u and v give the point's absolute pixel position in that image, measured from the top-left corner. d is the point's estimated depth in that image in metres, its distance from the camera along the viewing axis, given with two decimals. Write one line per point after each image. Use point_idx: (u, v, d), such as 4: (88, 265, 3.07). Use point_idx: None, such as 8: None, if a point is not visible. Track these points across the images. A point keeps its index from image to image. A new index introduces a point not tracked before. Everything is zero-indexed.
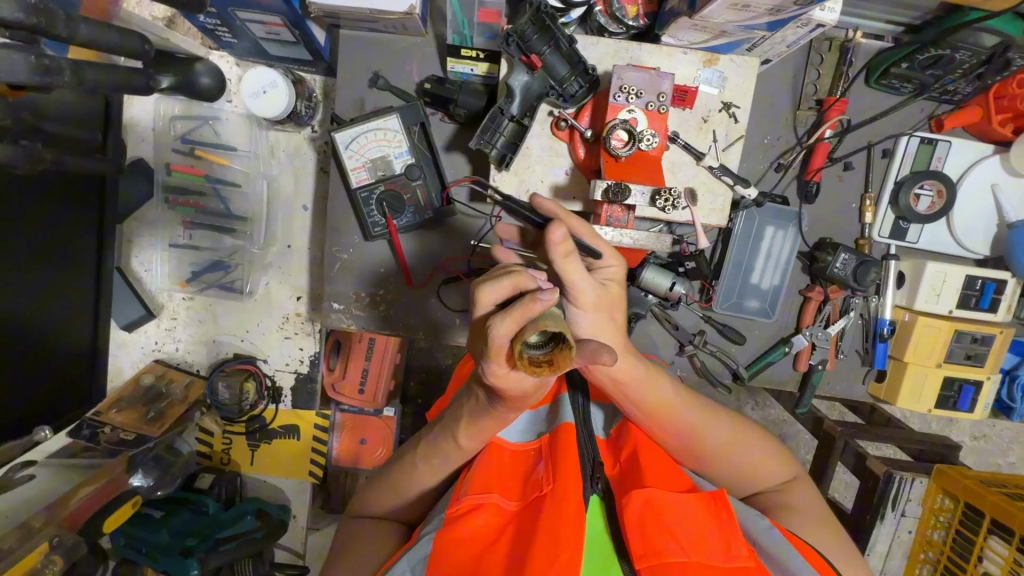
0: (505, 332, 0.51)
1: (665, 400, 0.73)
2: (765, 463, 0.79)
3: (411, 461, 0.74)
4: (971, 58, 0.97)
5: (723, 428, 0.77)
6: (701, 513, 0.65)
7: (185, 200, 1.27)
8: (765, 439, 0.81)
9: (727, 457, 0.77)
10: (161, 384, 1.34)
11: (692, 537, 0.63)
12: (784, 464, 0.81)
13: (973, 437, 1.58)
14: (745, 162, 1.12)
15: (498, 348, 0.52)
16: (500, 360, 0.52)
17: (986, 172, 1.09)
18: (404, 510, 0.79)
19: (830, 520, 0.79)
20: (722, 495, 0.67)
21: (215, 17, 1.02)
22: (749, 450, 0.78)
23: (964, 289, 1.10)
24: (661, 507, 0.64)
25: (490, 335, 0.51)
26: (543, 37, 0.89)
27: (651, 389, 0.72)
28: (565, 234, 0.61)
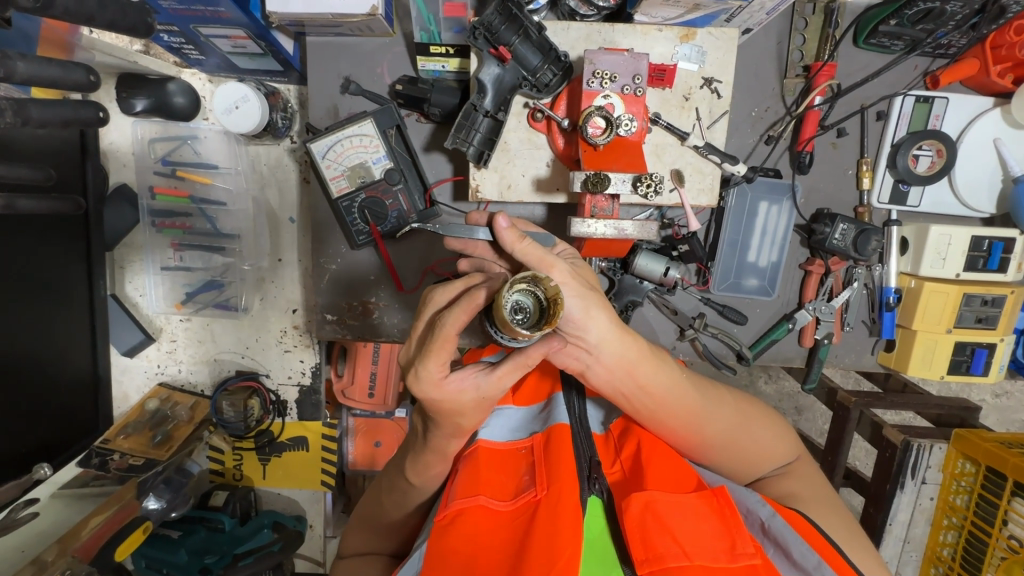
0: (453, 321, 0.55)
1: (675, 384, 0.70)
2: (767, 448, 0.78)
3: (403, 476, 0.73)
4: (963, 9, 0.91)
5: (728, 411, 0.75)
6: (703, 511, 0.64)
7: (172, 223, 1.26)
8: (769, 421, 0.79)
9: (734, 443, 0.76)
10: (167, 407, 1.35)
11: (696, 537, 0.62)
12: (788, 446, 0.80)
13: (993, 396, 1.54)
14: (733, 137, 1.08)
15: (447, 337, 0.56)
16: (441, 352, 0.56)
17: (988, 127, 1.04)
18: (402, 521, 0.78)
19: (832, 500, 0.79)
20: (725, 493, 0.66)
21: (178, 35, 1.01)
22: (755, 434, 0.77)
23: (972, 250, 1.06)
24: (661, 509, 0.63)
25: (440, 326, 0.56)
26: (511, 27, 0.85)
27: (661, 382, 0.69)
28: (510, 221, 0.64)
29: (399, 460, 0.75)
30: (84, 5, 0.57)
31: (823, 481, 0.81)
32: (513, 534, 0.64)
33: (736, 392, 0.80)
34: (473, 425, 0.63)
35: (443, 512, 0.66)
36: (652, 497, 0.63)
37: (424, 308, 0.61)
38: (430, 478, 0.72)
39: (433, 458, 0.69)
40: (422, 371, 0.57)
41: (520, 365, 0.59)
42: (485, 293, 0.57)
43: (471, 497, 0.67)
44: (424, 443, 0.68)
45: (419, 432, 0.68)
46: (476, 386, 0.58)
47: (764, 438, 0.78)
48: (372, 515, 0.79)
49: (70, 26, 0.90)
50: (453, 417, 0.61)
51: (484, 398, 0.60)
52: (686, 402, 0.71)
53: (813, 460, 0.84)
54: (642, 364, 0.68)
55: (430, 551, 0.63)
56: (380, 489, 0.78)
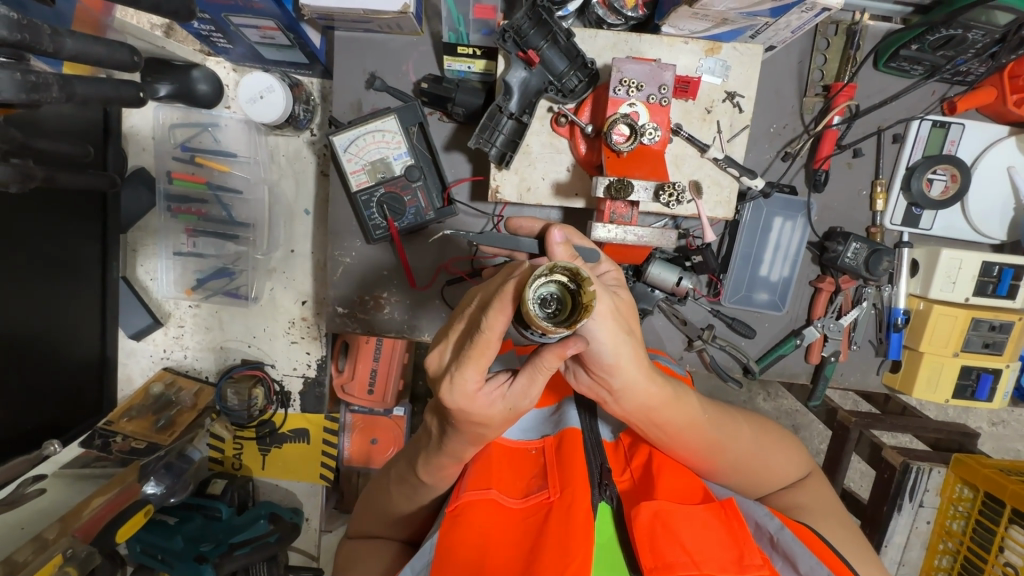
0: (495, 323, 0.54)
1: (694, 421, 0.71)
2: (777, 465, 0.79)
3: (414, 473, 0.72)
4: (984, 38, 0.92)
5: (741, 436, 0.76)
6: (712, 522, 0.64)
7: (187, 208, 1.26)
8: (779, 440, 0.81)
9: (746, 465, 0.77)
10: (171, 392, 1.35)
11: (705, 547, 0.62)
12: (800, 459, 0.82)
13: (990, 424, 1.55)
14: (750, 152, 1.09)
15: (487, 342, 0.55)
16: (479, 363, 0.56)
17: (1002, 155, 1.06)
18: (411, 514, 0.78)
19: (842, 515, 0.79)
20: (734, 504, 0.66)
21: (209, 23, 1.02)
22: (766, 454, 0.78)
23: (982, 275, 1.07)
24: (671, 517, 0.63)
25: (482, 330, 0.54)
26: (540, 31, 0.87)
27: (678, 406, 0.69)
28: (564, 236, 0.62)
29: (408, 456, 0.74)
30: None
31: (832, 493, 0.82)
32: (523, 533, 0.65)
33: (745, 413, 0.80)
34: (495, 435, 0.62)
35: (454, 504, 0.67)
36: (662, 506, 0.64)
37: (465, 311, 0.60)
38: (442, 478, 0.71)
39: (441, 457, 0.68)
40: (457, 379, 0.56)
41: (542, 372, 0.58)
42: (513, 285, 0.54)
43: (481, 492, 0.68)
44: (434, 441, 0.67)
45: (433, 437, 0.67)
46: (503, 397, 0.58)
47: (776, 457, 0.79)
48: (380, 506, 0.79)
49: (103, 5, 0.91)
50: (476, 427, 0.60)
51: (512, 408, 0.59)
52: (703, 436, 0.72)
53: (823, 472, 0.86)
54: (665, 404, 0.68)
55: (440, 543, 0.64)
56: (389, 478, 0.77)
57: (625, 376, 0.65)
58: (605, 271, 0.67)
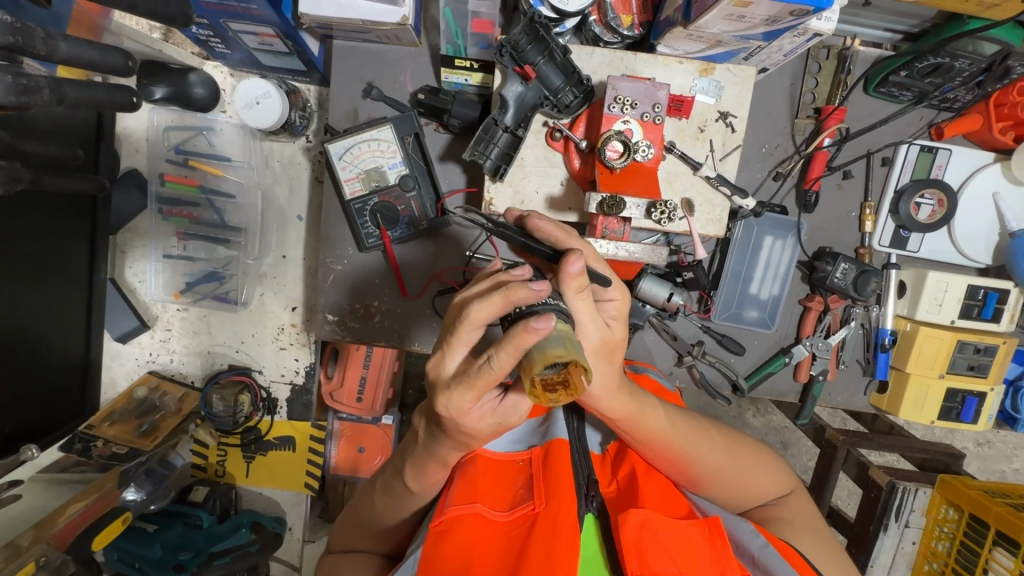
0: (504, 362, 0.51)
1: (666, 434, 0.71)
2: (759, 481, 0.79)
3: (398, 482, 0.72)
4: (971, 67, 0.94)
5: (719, 451, 0.76)
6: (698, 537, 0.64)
7: (179, 211, 1.26)
8: (760, 456, 0.80)
9: (728, 482, 0.77)
10: (155, 396, 1.33)
11: (690, 563, 0.62)
12: (781, 476, 0.81)
13: (975, 444, 1.56)
14: (743, 171, 1.10)
15: (493, 376, 0.53)
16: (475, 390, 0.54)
17: (988, 180, 1.08)
18: (394, 526, 0.77)
19: (824, 531, 0.79)
20: (719, 521, 0.66)
21: (207, 28, 1.02)
22: (746, 471, 0.78)
23: (968, 297, 1.08)
24: (658, 527, 0.63)
25: (490, 366, 0.52)
26: (536, 47, 0.88)
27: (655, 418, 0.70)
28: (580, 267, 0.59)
29: (395, 464, 0.73)
30: None
31: (815, 510, 0.82)
32: (509, 545, 0.65)
33: (727, 428, 0.80)
34: (480, 445, 0.62)
35: (438, 519, 0.66)
36: (649, 516, 0.63)
37: (462, 330, 0.54)
38: (430, 484, 0.71)
39: (432, 465, 0.67)
40: (451, 398, 0.55)
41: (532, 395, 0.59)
42: (535, 335, 0.49)
43: (467, 505, 0.68)
44: (422, 448, 0.67)
45: (420, 438, 0.67)
46: (494, 413, 0.58)
47: (756, 473, 0.79)
48: (364, 518, 0.78)
49: (98, 6, 0.90)
50: (463, 435, 0.60)
51: (500, 422, 0.59)
52: (675, 450, 0.72)
53: (806, 488, 0.85)
54: (636, 417, 0.68)
55: (424, 557, 0.64)
56: (374, 489, 0.77)
57: (596, 396, 0.65)
58: (609, 301, 0.66)
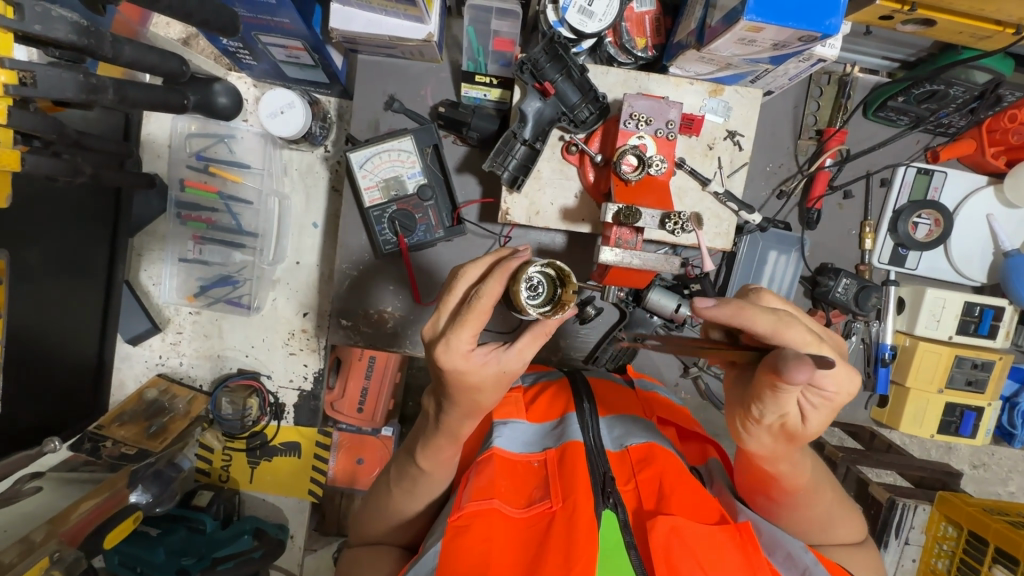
0: (490, 291, 0.63)
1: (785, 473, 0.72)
2: (837, 527, 0.78)
3: (417, 467, 0.76)
4: (965, 94, 0.99)
5: (821, 501, 0.75)
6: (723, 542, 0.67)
7: (197, 216, 1.28)
8: (852, 510, 0.79)
9: (810, 518, 0.76)
10: (164, 399, 1.35)
11: (716, 563, 0.65)
12: (862, 531, 0.81)
13: (971, 466, 1.58)
14: (748, 188, 1.15)
15: (482, 308, 0.63)
16: (465, 325, 0.63)
17: (982, 203, 1.12)
18: (418, 515, 0.81)
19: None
20: (749, 529, 0.68)
21: (238, 40, 1.06)
22: (832, 518, 0.77)
23: (965, 314, 1.12)
24: (682, 530, 0.66)
25: (478, 297, 0.63)
26: (555, 65, 0.93)
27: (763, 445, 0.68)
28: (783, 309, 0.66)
29: (409, 446, 0.78)
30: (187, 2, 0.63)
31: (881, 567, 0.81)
32: (529, 541, 0.67)
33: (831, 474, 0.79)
34: (490, 401, 0.68)
35: (457, 515, 0.68)
36: (678, 522, 0.66)
37: (458, 284, 0.67)
38: (440, 461, 0.75)
39: (445, 441, 0.73)
40: (451, 341, 0.63)
41: (537, 336, 0.66)
42: (515, 262, 0.65)
43: (485, 500, 0.70)
44: (436, 426, 0.72)
45: (431, 415, 0.73)
46: (496, 360, 0.65)
47: (842, 525, 0.78)
48: (379, 508, 0.81)
49: (139, 15, 0.98)
50: (471, 391, 0.66)
51: (504, 371, 0.66)
52: (776, 482, 0.73)
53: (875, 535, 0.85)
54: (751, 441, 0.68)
55: (445, 552, 0.65)
56: (389, 477, 0.81)
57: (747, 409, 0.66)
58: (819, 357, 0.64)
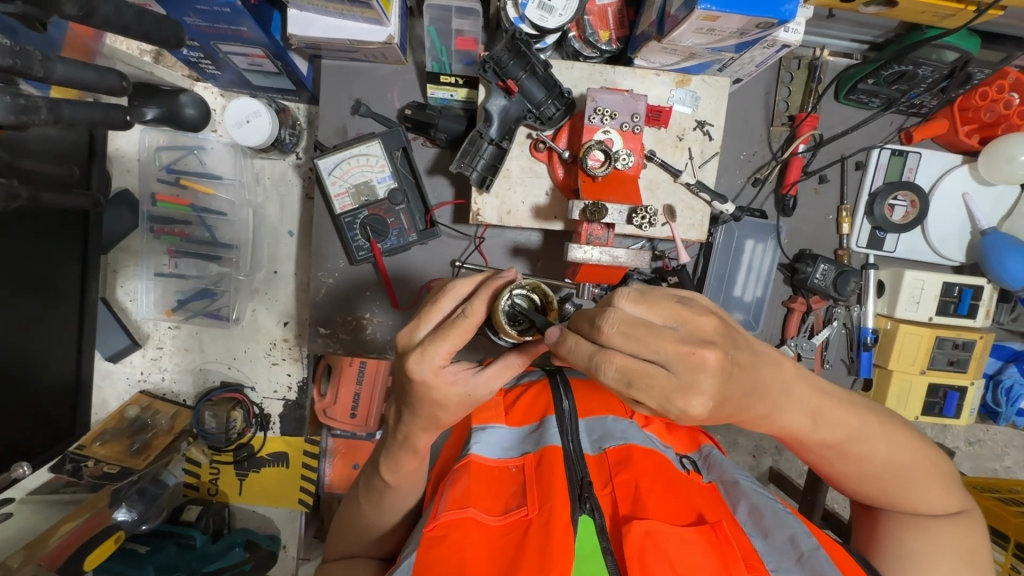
0: (477, 309, 0.61)
1: (818, 436, 0.71)
2: (911, 490, 0.75)
3: (381, 483, 0.76)
4: (933, 74, 0.98)
5: (880, 462, 0.74)
6: (701, 547, 0.66)
7: (170, 230, 1.26)
8: (922, 469, 0.75)
9: (876, 481, 0.75)
10: (147, 415, 1.33)
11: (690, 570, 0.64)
12: (942, 496, 0.76)
13: (966, 443, 1.58)
14: (722, 178, 1.14)
15: (467, 325, 0.61)
16: (446, 341, 0.61)
17: (957, 182, 1.11)
18: (393, 529, 0.82)
19: (968, 552, 0.74)
20: (724, 528, 0.68)
21: (198, 50, 1.04)
22: (903, 480, 0.75)
23: (944, 295, 1.11)
24: (660, 536, 0.66)
25: (465, 313, 0.61)
26: (518, 63, 0.91)
27: (794, 417, 0.68)
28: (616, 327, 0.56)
29: (374, 460, 0.79)
30: (122, 17, 0.62)
31: (971, 534, 0.76)
32: (503, 550, 0.67)
33: (903, 436, 0.75)
34: (450, 418, 0.67)
35: (432, 525, 0.67)
36: (653, 527, 0.66)
37: (444, 299, 0.65)
38: (406, 475, 0.75)
39: (405, 454, 0.72)
40: (427, 352, 0.61)
41: (508, 368, 0.66)
42: (503, 281, 0.64)
43: (461, 509, 0.69)
44: (397, 438, 0.72)
45: (395, 432, 0.72)
46: (466, 380, 0.64)
47: (910, 485, 0.75)
48: (353, 521, 0.82)
49: (94, 33, 0.99)
50: (433, 407, 0.65)
51: (469, 394, 0.64)
52: (821, 450, 0.73)
53: (967, 512, 0.78)
54: (780, 417, 0.67)
55: (419, 561, 0.65)
56: (361, 491, 0.81)
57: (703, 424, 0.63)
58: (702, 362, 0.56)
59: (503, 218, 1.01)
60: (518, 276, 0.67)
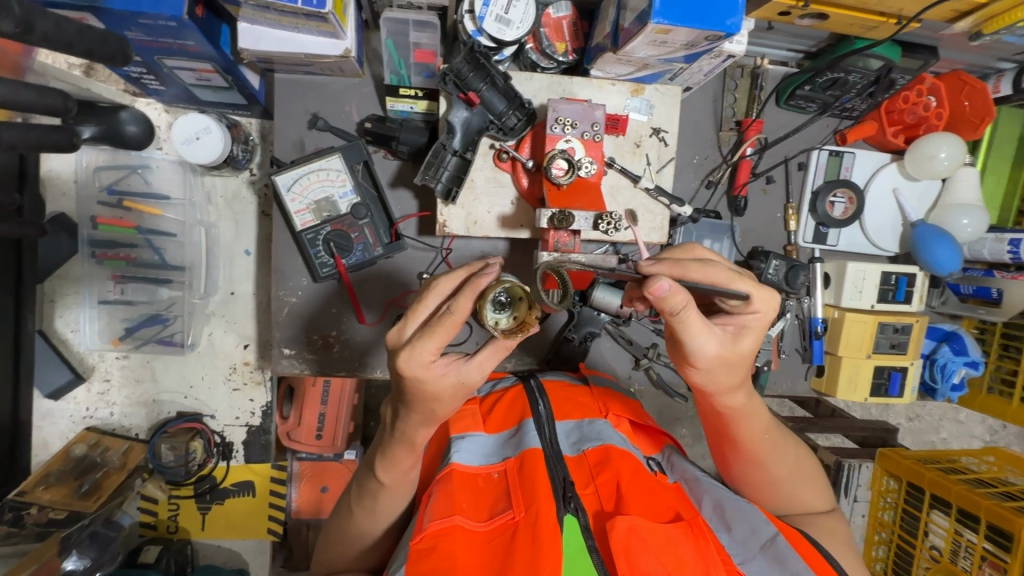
0: (462, 306, 0.62)
1: (747, 419, 0.80)
2: (808, 497, 0.85)
3: (377, 482, 0.76)
4: (862, 80, 1.06)
5: (787, 465, 0.83)
6: (682, 537, 0.69)
7: (115, 254, 1.19)
8: (815, 474, 0.86)
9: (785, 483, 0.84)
10: (96, 453, 1.24)
11: (673, 561, 0.66)
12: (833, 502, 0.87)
13: (907, 419, 1.70)
14: (678, 182, 1.19)
15: (454, 321, 0.63)
16: (432, 336, 0.63)
17: (888, 178, 1.21)
18: (379, 540, 0.81)
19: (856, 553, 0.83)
20: (700, 524, 0.71)
21: (140, 65, 0.99)
22: (802, 485, 0.85)
23: (882, 283, 1.20)
24: (644, 529, 0.67)
25: (451, 308, 0.62)
26: (478, 74, 0.91)
27: (736, 397, 0.78)
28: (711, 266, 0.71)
29: (368, 461, 0.78)
30: (64, 33, 0.59)
31: None
32: (490, 556, 0.66)
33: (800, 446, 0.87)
34: (446, 412, 0.69)
35: (420, 537, 0.67)
36: (636, 521, 0.67)
37: (429, 295, 0.67)
38: (400, 475, 0.75)
39: (402, 450, 0.73)
40: (414, 350, 0.63)
41: (499, 349, 0.67)
42: (487, 279, 0.63)
43: (447, 518, 0.68)
44: (393, 433, 0.73)
45: (389, 424, 0.75)
46: (456, 370, 0.66)
47: (809, 490, 0.85)
48: (340, 530, 0.81)
49: (21, 48, 0.92)
50: (428, 401, 0.67)
51: (463, 383, 0.66)
52: (748, 443, 0.81)
53: None
54: (729, 392, 0.77)
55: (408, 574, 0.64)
56: (352, 495, 0.80)
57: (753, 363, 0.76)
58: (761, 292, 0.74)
59: (471, 228, 1.01)
60: (501, 273, 0.66)
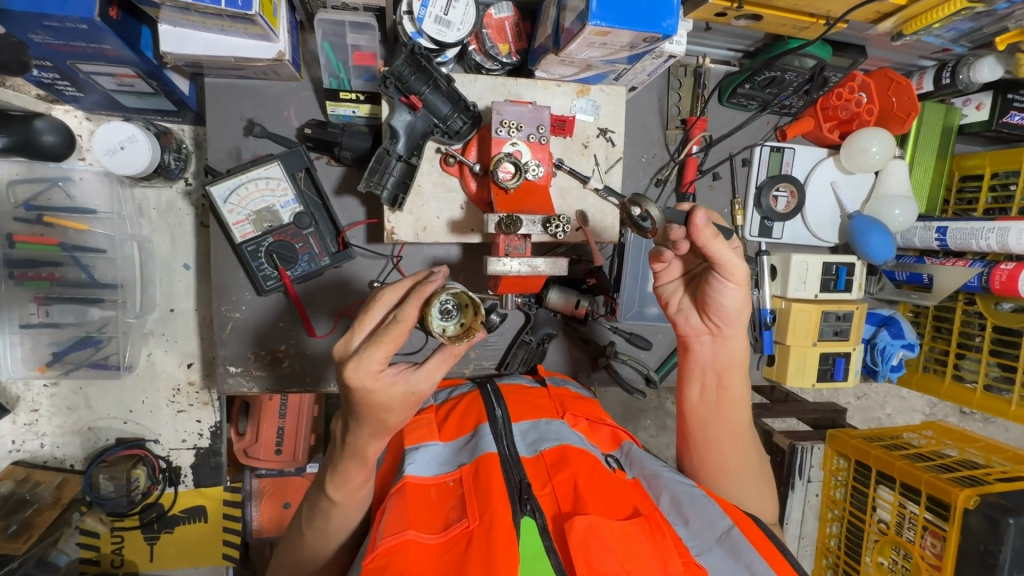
0: (410, 309, 0.61)
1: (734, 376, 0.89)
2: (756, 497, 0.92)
3: (329, 500, 0.73)
4: (797, 79, 1.10)
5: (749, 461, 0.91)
6: (638, 533, 0.69)
7: (35, 274, 1.08)
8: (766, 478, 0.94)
9: (744, 475, 0.91)
10: (25, 489, 1.15)
11: (630, 558, 0.66)
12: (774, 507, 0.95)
13: (854, 398, 1.78)
14: (627, 180, 1.20)
15: (401, 325, 0.61)
16: (378, 345, 0.61)
17: (826, 172, 1.25)
18: (333, 561, 0.79)
19: None
20: (657, 517, 0.71)
21: (52, 70, 0.91)
22: (756, 484, 0.92)
23: (824, 273, 1.25)
24: (600, 529, 0.67)
25: (399, 312, 0.61)
26: (421, 77, 0.89)
27: (736, 345, 0.88)
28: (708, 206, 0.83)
29: (318, 480, 0.75)
30: None
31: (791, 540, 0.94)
32: (445, 567, 0.65)
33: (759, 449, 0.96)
34: (398, 421, 0.66)
35: (372, 555, 0.64)
36: (593, 520, 0.67)
37: (374, 306, 0.65)
38: (352, 492, 0.73)
39: (354, 464, 0.70)
40: (362, 360, 0.61)
41: (447, 357, 0.66)
42: (432, 286, 0.64)
43: (400, 533, 0.66)
44: (343, 445, 0.70)
45: (339, 438, 0.71)
46: (406, 377, 0.63)
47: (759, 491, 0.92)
48: (294, 553, 0.78)
49: None
50: (379, 412, 0.64)
51: (412, 391, 0.64)
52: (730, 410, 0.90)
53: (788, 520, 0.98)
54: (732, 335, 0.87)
55: None
56: (302, 517, 0.78)
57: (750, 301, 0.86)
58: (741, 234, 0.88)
59: (420, 234, 0.99)
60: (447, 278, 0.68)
